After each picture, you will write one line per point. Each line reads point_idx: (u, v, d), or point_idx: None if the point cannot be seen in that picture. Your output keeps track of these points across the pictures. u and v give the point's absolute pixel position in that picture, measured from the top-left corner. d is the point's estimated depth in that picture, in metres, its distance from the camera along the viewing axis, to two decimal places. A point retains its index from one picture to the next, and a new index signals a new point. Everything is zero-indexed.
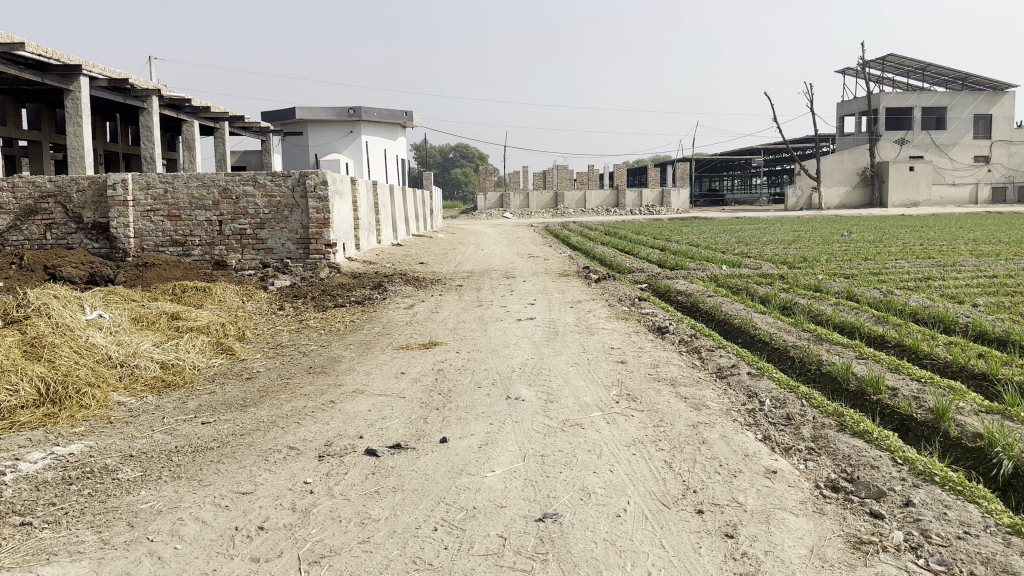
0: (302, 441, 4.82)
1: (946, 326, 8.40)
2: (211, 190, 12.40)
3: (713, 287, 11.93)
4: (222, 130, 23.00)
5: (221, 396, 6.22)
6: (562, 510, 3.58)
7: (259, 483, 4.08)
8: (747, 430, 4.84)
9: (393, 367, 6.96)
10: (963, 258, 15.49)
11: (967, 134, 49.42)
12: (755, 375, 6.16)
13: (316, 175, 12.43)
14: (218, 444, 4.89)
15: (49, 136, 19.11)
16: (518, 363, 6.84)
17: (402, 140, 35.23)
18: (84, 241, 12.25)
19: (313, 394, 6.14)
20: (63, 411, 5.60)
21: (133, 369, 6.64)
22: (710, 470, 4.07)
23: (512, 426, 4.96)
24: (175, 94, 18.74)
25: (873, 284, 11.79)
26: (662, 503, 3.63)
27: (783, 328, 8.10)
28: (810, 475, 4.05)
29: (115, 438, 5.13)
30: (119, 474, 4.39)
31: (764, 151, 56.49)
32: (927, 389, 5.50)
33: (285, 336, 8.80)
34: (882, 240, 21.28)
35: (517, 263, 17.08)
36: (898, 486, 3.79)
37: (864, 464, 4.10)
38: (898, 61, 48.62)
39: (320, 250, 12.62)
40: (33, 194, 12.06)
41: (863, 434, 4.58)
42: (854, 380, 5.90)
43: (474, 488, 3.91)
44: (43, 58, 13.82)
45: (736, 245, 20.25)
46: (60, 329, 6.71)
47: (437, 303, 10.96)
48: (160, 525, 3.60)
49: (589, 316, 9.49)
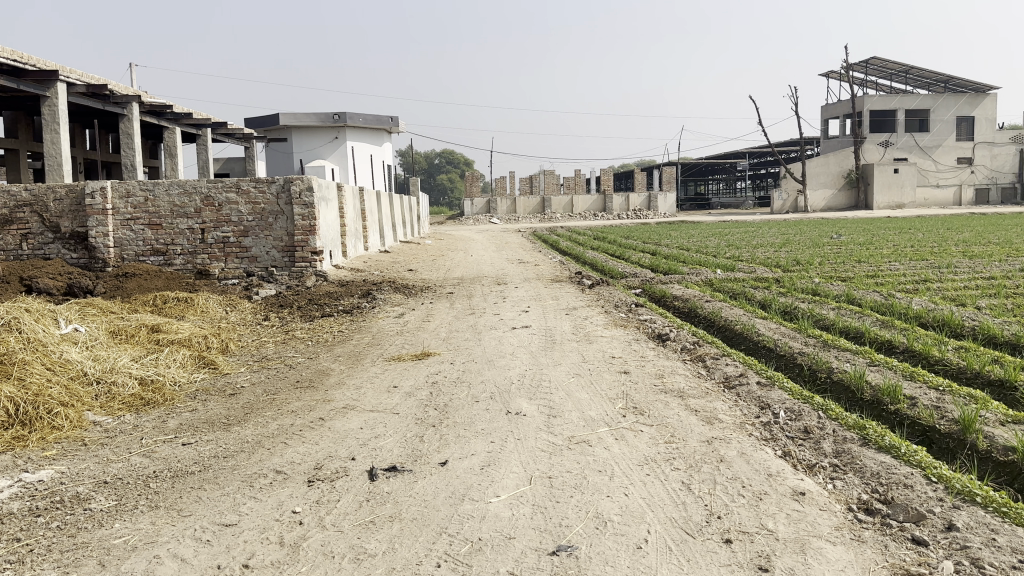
0: (290, 464, 4.47)
1: (954, 331, 8.20)
2: (193, 197, 12.01)
3: (710, 291, 11.70)
4: (205, 137, 22.46)
5: (203, 414, 5.85)
6: (577, 541, 3.27)
7: (243, 513, 3.72)
8: (765, 446, 4.57)
9: (384, 380, 6.64)
10: (958, 260, 15.37)
11: (950, 135, 49.56)
12: (766, 385, 5.88)
13: (301, 181, 12.06)
14: (199, 468, 4.54)
15: (27, 144, 18.64)
16: (517, 375, 6.52)
17: (388, 146, 34.85)
18: (61, 251, 11.82)
19: (301, 411, 5.80)
20: (34, 432, 5.22)
21: (110, 387, 6.27)
22: (733, 493, 3.77)
23: (515, 444, 4.65)
24: (156, 100, 18.35)
25: (872, 287, 11.57)
26: (686, 532, 3.34)
27: (787, 334, 7.86)
28: (840, 496, 3.78)
29: (88, 462, 4.77)
30: (91, 504, 4.02)
31: (750, 154, 56.58)
32: (947, 398, 5.28)
33: (271, 348, 8.44)
34: (872, 241, 21.24)
35: (507, 269, 16.80)
36: (937, 507, 3.53)
37: (896, 482, 3.85)
38: (882, 64, 48.91)
39: (306, 258, 12.26)
40: (8, 203, 11.64)
41: (890, 448, 4.32)
42: (868, 388, 5.67)
43: (479, 516, 3.58)
44: (18, 62, 13.37)
45: (727, 249, 20.03)
46: (32, 343, 6.30)
47: (428, 311, 10.63)
48: (134, 564, 3.25)
49: (586, 323, 9.19)
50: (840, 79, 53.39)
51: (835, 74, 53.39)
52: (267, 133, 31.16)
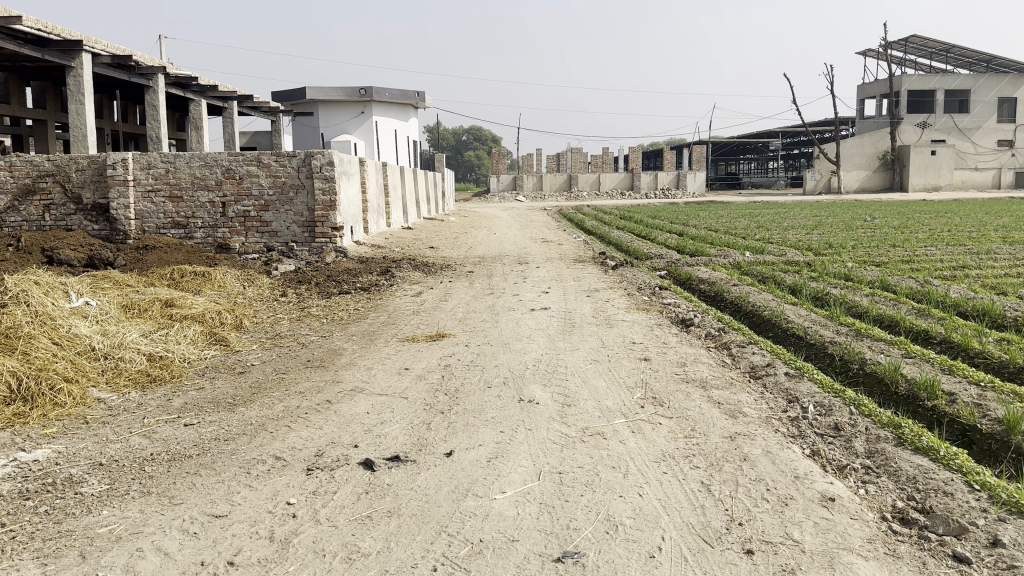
0: (290, 450, 4.29)
1: (994, 321, 7.78)
2: (214, 170, 11.88)
3: (737, 274, 11.30)
4: (231, 110, 22.30)
5: (210, 393, 5.71)
6: (585, 547, 3.04)
7: (236, 504, 3.55)
8: (792, 444, 4.27)
9: (397, 361, 6.43)
10: (998, 246, 14.75)
11: (991, 117, 47.89)
12: (794, 376, 5.58)
13: (321, 155, 11.85)
14: (198, 452, 4.38)
15: (54, 115, 18.68)
16: (533, 360, 6.28)
17: (413, 121, 34.50)
18: (82, 222, 11.77)
19: (309, 392, 5.62)
20: (35, 409, 5.11)
21: (117, 362, 6.16)
22: (756, 497, 3.50)
23: (526, 435, 4.41)
24: (181, 72, 18.21)
25: (907, 272, 11.09)
26: (704, 540, 3.09)
27: (818, 322, 7.50)
28: (873, 503, 3.50)
29: (88, 441, 4.63)
30: (83, 487, 3.88)
31: (783, 133, 55.20)
32: (990, 395, 4.94)
33: (286, 325, 8.28)
34: (906, 225, 20.57)
35: (530, 248, 16.54)
36: (980, 520, 3.24)
37: (934, 489, 3.55)
38: (923, 42, 47.23)
39: (325, 234, 12.10)
40: (31, 173, 11.58)
41: (927, 450, 4.01)
42: (904, 382, 5.36)
43: (482, 514, 3.36)
44: (43, 32, 13.25)
45: (757, 230, 19.49)
46: (40, 317, 6.18)
47: (446, 290, 10.41)
48: (115, 557, 3.08)
49: (608, 306, 8.91)
50: (879, 57, 51.72)
51: (872, 53, 51.65)
52: (294, 107, 31.00)
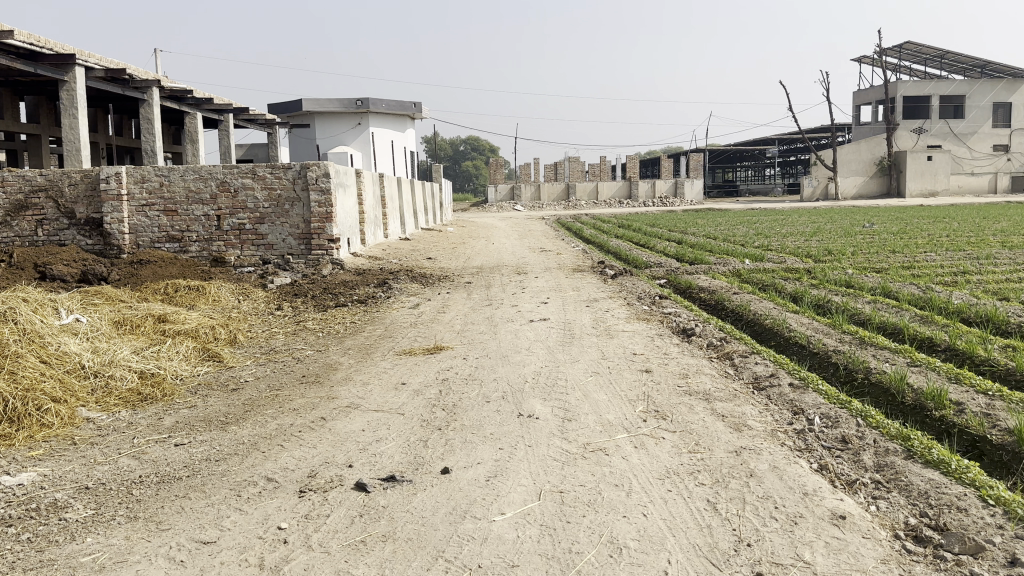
0: (283, 471, 4.16)
1: (998, 327, 7.68)
2: (208, 183, 11.78)
3: (737, 282, 11.19)
4: (226, 123, 22.22)
5: (202, 411, 5.58)
6: (588, 572, 2.92)
7: (225, 529, 3.42)
8: (799, 458, 4.15)
9: (394, 376, 6.31)
10: (997, 250, 14.69)
11: (986, 122, 47.92)
12: (798, 387, 5.45)
13: (318, 166, 11.76)
14: (188, 473, 4.25)
15: (49, 129, 18.60)
16: (531, 373, 6.16)
17: (410, 133, 34.46)
18: (76, 237, 11.66)
19: (303, 409, 5.49)
20: (21, 431, 4.98)
21: (107, 380, 6.03)
22: (764, 516, 3.37)
23: (525, 452, 4.28)
24: (176, 85, 18.13)
25: (908, 279, 11.00)
26: (711, 563, 2.97)
27: (820, 330, 7.39)
28: (885, 521, 3.38)
29: (74, 463, 4.51)
30: (67, 513, 3.75)
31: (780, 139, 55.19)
32: (998, 405, 4.82)
33: (280, 339, 8.16)
34: (904, 230, 20.51)
35: (528, 257, 16.41)
36: (997, 537, 3.12)
37: (947, 505, 3.43)
38: (917, 49, 47.39)
39: (322, 245, 11.99)
40: (23, 188, 11.47)
41: (938, 464, 3.88)
42: (910, 391, 5.24)
43: (480, 538, 3.24)
44: (36, 46, 13.16)
45: (756, 237, 19.40)
46: (27, 335, 6.04)
47: (444, 302, 10.29)
48: None
49: (607, 316, 8.79)
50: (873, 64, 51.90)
51: (867, 59, 51.79)
52: (290, 119, 30.96)
